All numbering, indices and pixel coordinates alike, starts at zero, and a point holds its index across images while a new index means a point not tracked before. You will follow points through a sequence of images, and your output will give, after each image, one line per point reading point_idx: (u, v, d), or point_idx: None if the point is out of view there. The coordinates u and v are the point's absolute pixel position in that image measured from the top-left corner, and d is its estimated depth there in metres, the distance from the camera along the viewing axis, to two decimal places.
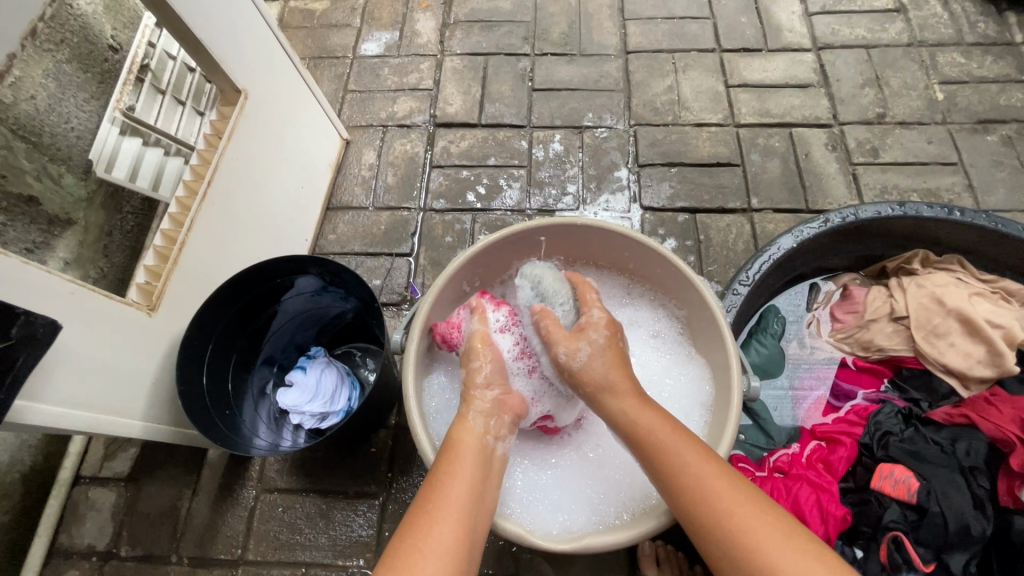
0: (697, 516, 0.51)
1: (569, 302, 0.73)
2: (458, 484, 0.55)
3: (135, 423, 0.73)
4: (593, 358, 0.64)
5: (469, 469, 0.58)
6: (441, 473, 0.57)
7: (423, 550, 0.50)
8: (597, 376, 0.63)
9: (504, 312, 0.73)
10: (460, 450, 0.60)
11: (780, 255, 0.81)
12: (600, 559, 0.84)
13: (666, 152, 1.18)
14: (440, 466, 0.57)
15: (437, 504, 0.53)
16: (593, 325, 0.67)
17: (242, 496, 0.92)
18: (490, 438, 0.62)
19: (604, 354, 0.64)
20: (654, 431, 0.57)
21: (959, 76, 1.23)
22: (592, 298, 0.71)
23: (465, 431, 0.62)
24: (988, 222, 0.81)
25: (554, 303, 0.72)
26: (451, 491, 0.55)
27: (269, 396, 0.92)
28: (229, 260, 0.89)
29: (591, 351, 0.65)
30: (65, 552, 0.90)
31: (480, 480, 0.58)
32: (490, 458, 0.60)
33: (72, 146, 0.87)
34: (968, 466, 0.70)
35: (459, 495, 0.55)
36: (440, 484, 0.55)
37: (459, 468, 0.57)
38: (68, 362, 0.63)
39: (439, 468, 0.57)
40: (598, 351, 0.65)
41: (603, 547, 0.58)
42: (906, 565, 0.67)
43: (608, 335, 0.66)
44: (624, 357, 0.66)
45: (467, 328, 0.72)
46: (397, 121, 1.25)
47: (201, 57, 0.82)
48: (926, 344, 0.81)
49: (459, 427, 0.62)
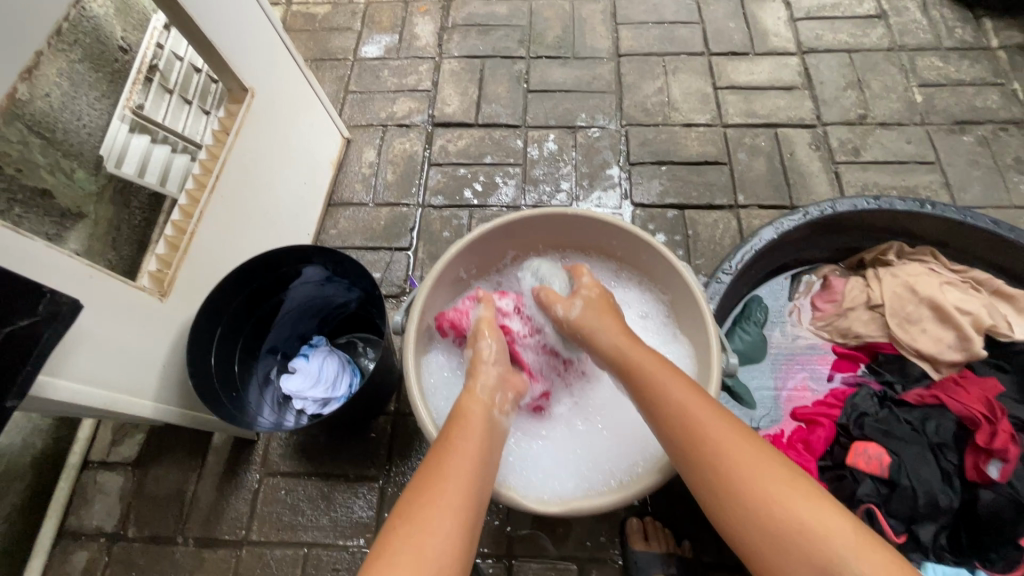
0: (693, 449, 0.56)
1: (565, 281, 0.82)
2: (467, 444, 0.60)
3: (147, 403, 0.76)
4: (585, 312, 0.73)
5: (476, 431, 0.62)
6: (450, 434, 0.61)
7: (436, 501, 0.54)
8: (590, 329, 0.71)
9: (506, 300, 0.82)
10: (467, 412, 0.64)
11: (762, 246, 0.86)
12: (591, 537, 0.88)
13: (656, 151, 1.23)
14: (449, 431, 0.61)
15: (447, 457, 0.58)
16: (583, 287, 0.76)
17: (245, 480, 0.96)
18: (495, 412, 0.65)
19: (596, 305, 0.73)
20: (647, 373, 0.62)
21: (937, 79, 1.28)
22: (584, 273, 0.78)
23: (473, 404, 0.65)
24: (957, 215, 0.86)
25: (552, 283, 0.82)
26: (459, 449, 0.59)
27: (273, 381, 0.96)
28: (236, 251, 0.93)
29: (583, 306, 0.73)
30: (73, 534, 0.93)
31: (486, 441, 0.62)
32: (495, 424, 0.64)
33: (84, 142, 0.90)
34: (936, 443, 0.75)
35: (466, 452, 0.59)
36: (450, 440, 0.59)
37: (467, 430, 0.61)
38: (86, 343, 0.67)
39: (449, 429, 0.62)
40: (591, 304, 0.73)
41: (588, 510, 0.62)
42: (879, 536, 0.71)
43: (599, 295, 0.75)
44: (613, 307, 0.74)
45: (473, 315, 0.78)
46: (397, 120, 1.30)
47: (211, 56, 0.86)
48: (899, 330, 0.85)
49: (467, 397, 0.66)
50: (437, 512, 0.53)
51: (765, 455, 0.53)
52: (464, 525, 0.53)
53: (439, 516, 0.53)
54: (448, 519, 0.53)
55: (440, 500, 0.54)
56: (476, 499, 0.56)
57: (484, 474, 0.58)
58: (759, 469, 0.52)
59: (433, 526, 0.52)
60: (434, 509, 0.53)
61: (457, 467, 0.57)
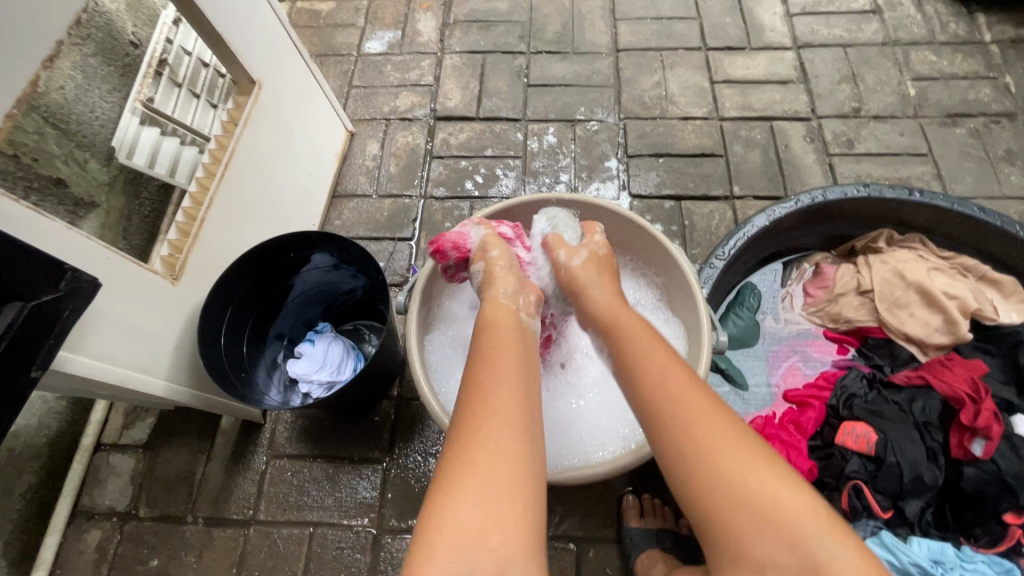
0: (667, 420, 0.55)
1: (576, 234, 0.79)
2: (501, 356, 0.60)
3: (159, 382, 0.79)
4: (587, 263, 0.74)
5: (507, 346, 0.62)
6: (484, 357, 0.61)
7: (481, 433, 0.53)
8: (589, 285, 0.71)
9: (508, 229, 0.80)
10: (497, 327, 0.65)
11: (754, 233, 0.88)
12: (588, 516, 0.90)
13: (654, 144, 1.25)
14: (483, 341, 0.63)
15: (484, 388, 0.57)
16: (591, 242, 0.77)
17: (253, 461, 0.99)
18: (522, 314, 0.69)
19: (599, 261, 0.74)
20: (636, 341, 0.62)
21: (930, 73, 1.30)
22: (597, 232, 0.79)
23: (498, 309, 0.68)
24: (945, 202, 0.88)
25: (565, 232, 0.79)
26: (498, 374, 0.58)
27: (281, 366, 0.98)
28: (243, 238, 0.95)
29: (588, 257, 0.75)
30: (87, 513, 0.96)
31: (521, 354, 0.63)
32: (523, 326, 0.68)
33: (96, 135, 0.94)
34: (922, 422, 0.77)
35: (504, 378, 0.58)
36: (479, 373, 0.59)
37: (500, 346, 0.62)
38: (104, 322, 0.70)
39: (475, 355, 0.61)
40: (596, 258, 0.75)
41: (582, 479, 0.65)
42: (865, 510, 0.74)
43: (604, 254, 0.76)
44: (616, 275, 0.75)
45: (475, 236, 0.78)
46: (399, 114, 1.32)
47: (220, 48, 0.89)
48: (888, 314, 0.88)
49: (492, 306, 0.68)
50: (485, 442, 0.52)
51: (733, 431, 0.53)
52: (518, 446, 0.53)
53: (488, 448, 0.52)
54: (501, 444, 0.52)
55: (484, 433, 0.53)
56: (525, 424, 0.55)
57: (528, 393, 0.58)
58: (729, 443, 0.52)
59: (490, 457, 0.51)
60: (480, 441, 0.52)
61: (501, 394, 0.56)
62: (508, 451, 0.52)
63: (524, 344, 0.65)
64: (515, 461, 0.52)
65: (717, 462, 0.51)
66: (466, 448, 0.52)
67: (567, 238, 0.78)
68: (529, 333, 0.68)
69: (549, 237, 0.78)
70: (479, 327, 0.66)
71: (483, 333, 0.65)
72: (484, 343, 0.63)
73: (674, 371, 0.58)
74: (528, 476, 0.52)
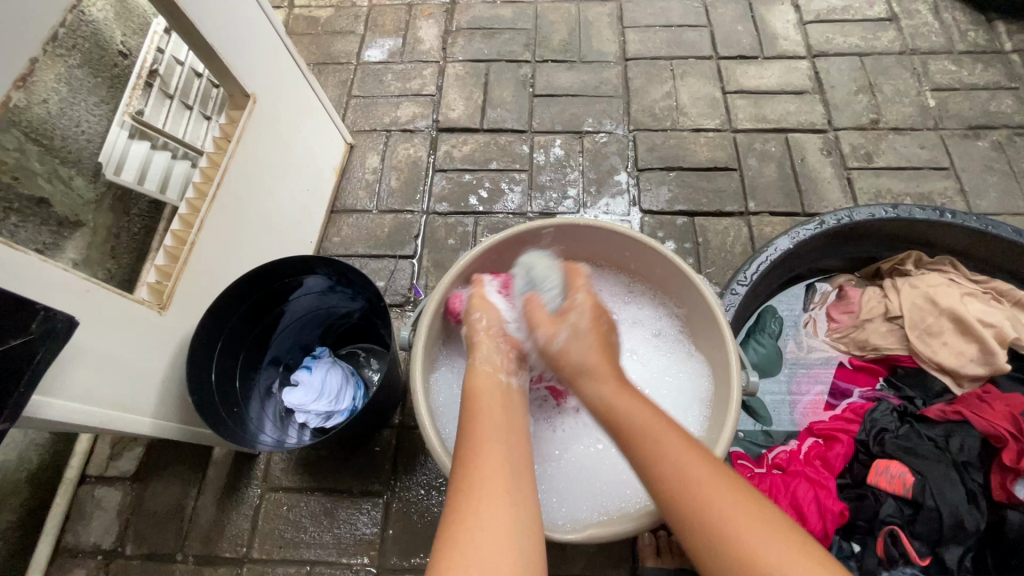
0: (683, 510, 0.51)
1: (557, 286, 0.72)
2: (487, 425, 0.60)
3: (145, 420, 0.74)
4: (571, 342, 0.65)
5: (493, 413, 0.62)
6: (471, 431, 0.59)
7: (475, 521, 0.50)
8: (573, 359, 0.65)
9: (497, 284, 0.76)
10: (481, 394, 0.64)
11: (777, 256, 0.85)
12: (601, 554, 0.86)
13: (665, 156, 1.20)
14: (473, 410, 0.62)
15: (474, 466, 0.55)
16: (575, 309, 0.68)
17: (246, 495, 0.93)
18: (501, 376, 0.67)
19: (583, 337, 0.65)
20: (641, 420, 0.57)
21: (950, 83, 1.26)
22: (580, 283, 0.71)
23: (479, 377, 0.66)
24: (978, 225, 0.85)
25: (544, 288, 0.72)
26: (488, 451, 0.57)
27: (275, 394, 0.93)
28: (237, 260, 0.91)
29: (570, 336, 0.66)
30: (71, 551, 0.91)
31: (508, 422, 0.62)
32: (509, 389, 0.67)
33: (82, 150, 0.87)
34: (961, 462, 0.73)
35: (496, 454, 0.57)
36: (473, 452, 0.57)
37: (483, 415, 0.61)
38: (82, 360, 0.65)
39: (463, 427, 0.61)
40: (580, 336, 0.66)
41: (604, 539, 0.61)
42: (902, 558, 0.70)
43: (591, 321, 0.67)
44: (606, 341, 0.66)
45: (468, 295, 0.77)
46: (400, 125, 1.27)
47: (212, 62, 0.84)
48: (920, 342, 0.86)
49: (472, 374, 0.67)
50: (479, 530, 0.50)
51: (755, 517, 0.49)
52: (514, 528, 0.51)
53: (482, 533, 0.50)
54: (496, 522, 0.51)
55: (477, 520, 0.50)
56: (520, 500, 0.53)
57: (520, 462, 0.58)
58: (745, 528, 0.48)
59: (487, 541, 0.49)
60: (474, 525, 0.50)
61: (492, 474, 0.54)
62: (503, 537, 0.50)
63: (509, 403, 0.64)
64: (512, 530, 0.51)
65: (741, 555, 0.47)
66: (458, 537, 0.49)
67: (547, 300, 0.71)
68: (513, 392, 0.67)
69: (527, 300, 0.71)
70: (465, 394, 0.65)
71: (467, 402, 0.64)
72: (471, 416, 0.61)
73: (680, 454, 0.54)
74: (528, 555, 0.50)
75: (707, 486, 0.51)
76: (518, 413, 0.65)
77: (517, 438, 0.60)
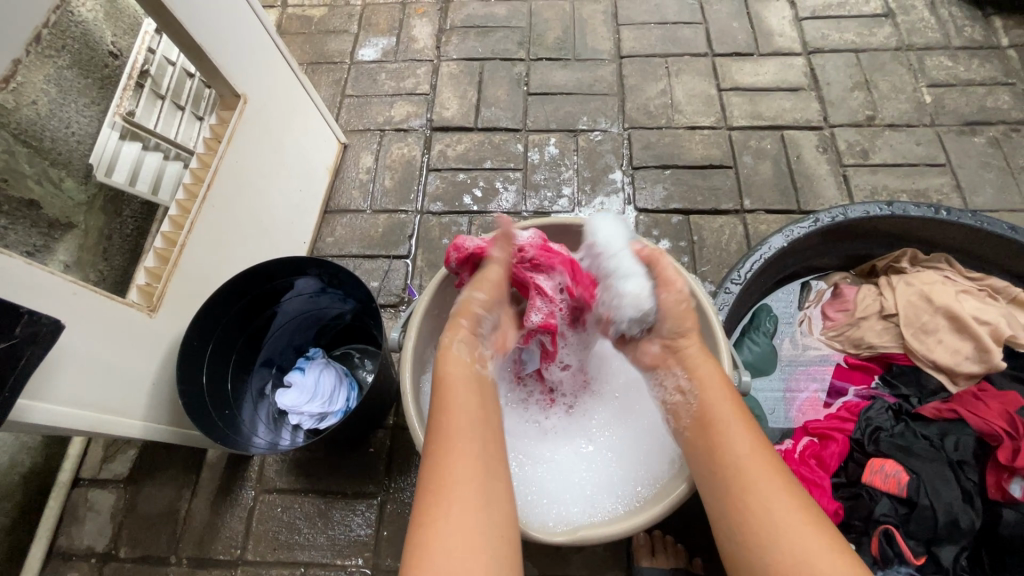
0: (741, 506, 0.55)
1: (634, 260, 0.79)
2: (459, 420, 0.58)
3: (134, 422, 0.74)
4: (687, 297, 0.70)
5: (467, 404, 0.60)
6: (440, 426, 0.58)
7: (444, 525, 0.51)
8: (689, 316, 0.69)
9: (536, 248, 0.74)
10: (454, 384, 0.62)
11: (772, 254, 0.84)
12: (596, 554, 0.85)
13: (660, 154, 1.20)
14: (445, 400, 0.61)
15: (445, 468, 0.54)
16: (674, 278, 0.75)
17: (241, 497, 0.93)
18: (477, 368, 0.66)
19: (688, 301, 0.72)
20: (717, 414, 0.61)
21: (947, 79, 1.25)
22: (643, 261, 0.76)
23: (451, 364, 0.64)
24: (973, 222, 0.85)
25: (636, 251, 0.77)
26: (457, 449, 0.56)
27: (268, 396, 0.93)
28: (228, 261, 0.90)
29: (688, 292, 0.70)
30: (64, 554, 0.91)
31: (481, 414, 0.61)
32: (479, 378, 0.65)
33: (72, 151, 0.86)
34: (956, 460, 0.73)
35: (466, 453, 0.56)
36: (441, 451, 0.56)
37: (456, 407, 0.60)
38: (68, 364, 0.65)
39: (434, 420, 0.59)
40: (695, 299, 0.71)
41: (596, 540, 0.61)
42: (896, 558, 0.69)
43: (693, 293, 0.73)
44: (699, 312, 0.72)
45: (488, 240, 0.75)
46: (394, 125, 1.27)
47: (202, 63, 0.83)
48: (915, 340, 0.85)
49: (444, 360, 0.65)
50: (448, 537, 0.50)
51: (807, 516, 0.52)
52: (483, 526, 0.52)
53: (450, 541, 0.50)
54: (466, 527, 0.51)
55: (447, 528, 0.50)
56: (491, 502, 0.53)
57: (490, 456, 0.57)
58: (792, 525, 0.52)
59: (457, 546, 0.49)
60: (444, 532, 0.50)
61: (461, 474, 0.54)
62: (472, 545, 0.50)
63: (483, 397, 0.63)
64: (484, 535, 0.51)
65: (791, 553, 0.50)
66: (428, 540, 0.50)
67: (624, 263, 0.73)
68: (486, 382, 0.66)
69: (648, 250, 0.73)
70: (436, 382, 0.63)
71: (440, 391, 0.62)
72: (443, 410, 0.60)
73: (748, 449, 0.58)
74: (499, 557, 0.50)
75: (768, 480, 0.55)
76: (491, 405, 0.63)
77: (489, 429, 0.60)
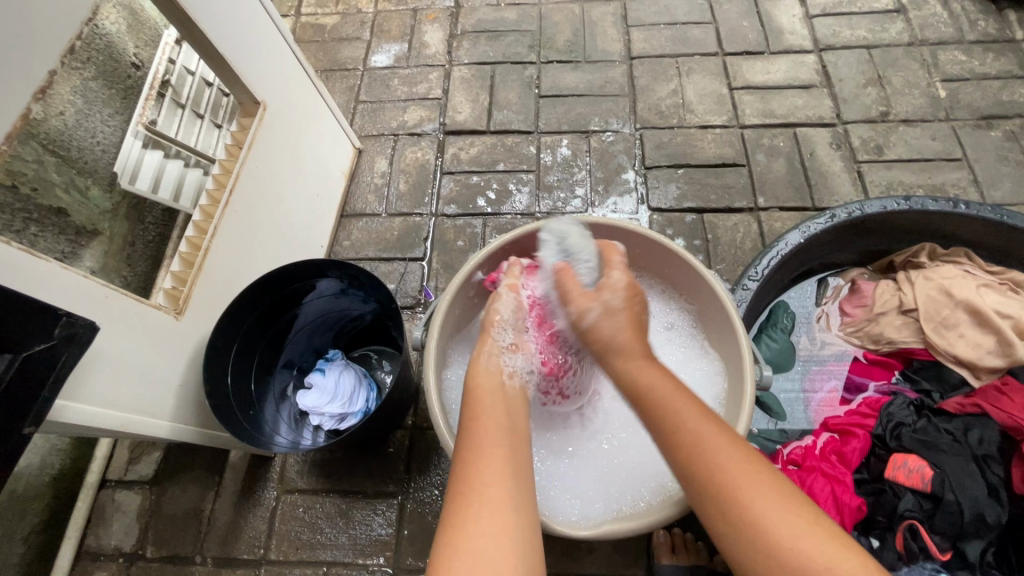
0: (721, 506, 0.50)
1: (593, 260, 0.70)
2: (489, 427, 0.60)
3: (163, 424, 0.75)
4: (603, 318, 0.64)
5: (495, 413, 0.62)
6: (473, 432, 0.59)
7: (474, 526, 0.50)
8: (605, 335, 0.63)
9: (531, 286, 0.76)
10: (485, 393, 0.64)
11: (788, 250, 0.84)
12: (616, 555, 0.85)
13: (672, 154, 1.20)
14: (475, 406, 0.63)
15: (477, 467, 0.55)
16: (610, 286, 0.65)
17: (263, 497, 0.94)
18: (506, 378, 0.67)
19: (616, 315, 0.64)
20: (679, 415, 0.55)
21: (961, 73, 1.24)
22: (616, 260, 0.69)
23: (481, 374, 0.67)
24: (994, 215, 0.85)
25: (579, 262, 0.70)
26: (489, 453, 0.57)
27: (290, 397, 0.95)
28: (251, 265, 0.92)
29: (601, 312, 0.64)
30: (92, 554, 0.92)
31: (511, 425, 0.62)
32: (511, 387, 0.67)
33: (97, 160, 0.88)
34: (981, 454, 0.73)
35: (497, 460, 0.56)
36: (471, 457, 0.56)
37: (487, 415, 0.62)
38: (99, 368, 0.67)
39: (464, 428, 0.60)
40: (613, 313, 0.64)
41: (618, 535, 0.62)
42: (922, 553, 0.70)
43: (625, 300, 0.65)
44: (639, 321, 0.65)
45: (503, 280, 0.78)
46: (408, 129, 1.28)
47: (223, 71, 0.85)
48: (936, 335, 0.85)
49: (475, 371, 0.67)
50: (476, 534, 0.50)
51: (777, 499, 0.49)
52: (517, 530, 0.51)
53: (479, 542, 0.49)
54: (495, 529, 0.50)
55: (476, 526, 0.50)
56: (524, 506, 0.53)
57: (521, 464, 0.58)
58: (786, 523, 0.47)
59: (486, 547, 0.49)
60: (474, 532, 0.50)
61: (491, 478, 0.54)
62: (503, 546, 0.49)
63: (512, 409, 0.64)
64: (514, 538, 0.50)
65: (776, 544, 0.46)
66: (456, 540, 0.50)
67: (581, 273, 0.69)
68: (513, 392, 0.66)
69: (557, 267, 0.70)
70: (468, 392, 0.65)
71: (470, 407, 0.63)
72: (472, 415, 0.62)
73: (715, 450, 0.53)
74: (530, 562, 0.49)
75: (728, 460, 0.51)
76: (521, 415, 0.64)
77: (521, 439, 0.61)
